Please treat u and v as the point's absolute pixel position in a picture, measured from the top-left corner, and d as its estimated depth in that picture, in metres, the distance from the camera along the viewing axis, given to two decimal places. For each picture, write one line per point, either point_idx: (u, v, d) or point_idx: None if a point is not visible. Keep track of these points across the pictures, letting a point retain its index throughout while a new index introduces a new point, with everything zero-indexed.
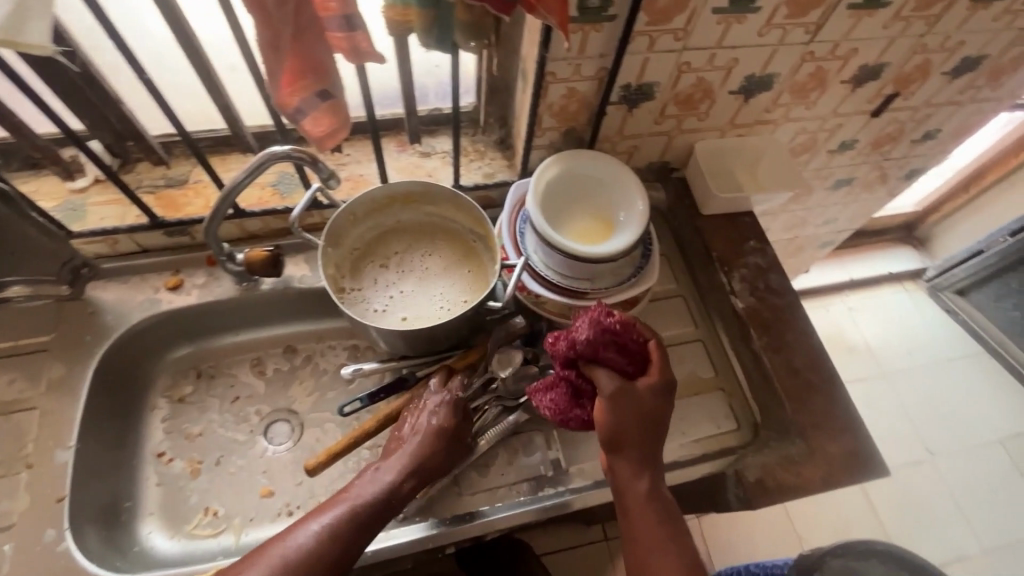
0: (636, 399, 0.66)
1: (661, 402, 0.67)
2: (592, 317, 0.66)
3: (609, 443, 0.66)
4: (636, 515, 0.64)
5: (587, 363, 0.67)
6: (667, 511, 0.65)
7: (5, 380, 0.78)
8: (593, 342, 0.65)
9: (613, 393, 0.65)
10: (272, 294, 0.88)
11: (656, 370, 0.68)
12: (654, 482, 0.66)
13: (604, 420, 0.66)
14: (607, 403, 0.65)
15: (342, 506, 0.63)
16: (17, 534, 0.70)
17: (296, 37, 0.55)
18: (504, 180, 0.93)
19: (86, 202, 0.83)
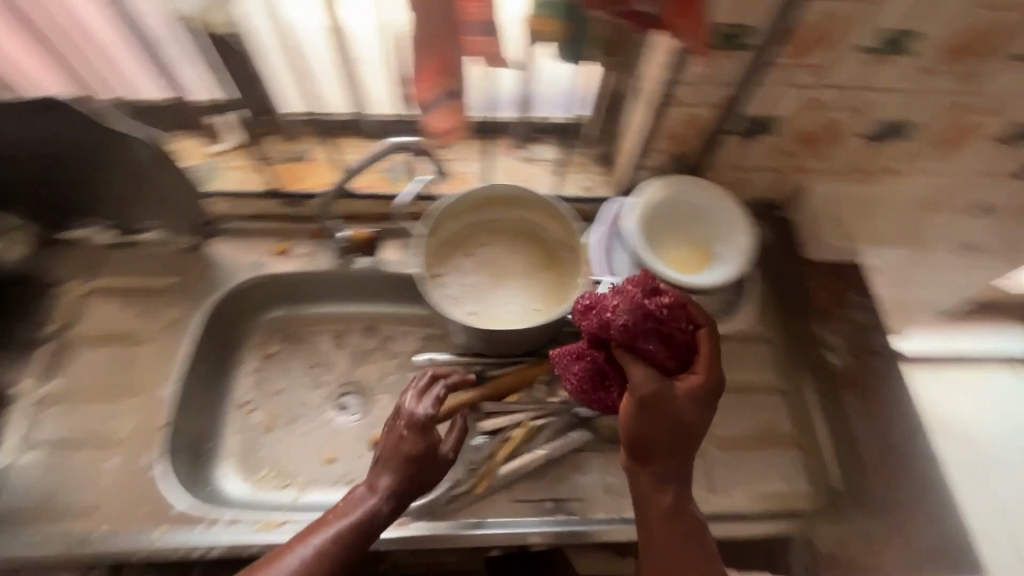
0: (671, 406, 0.60)
1: (703, 411, 0.62)
2: (637, 294, 0.61)
3: (639, 448, 0.62)
4: (666, 529, 0.62)
5: (624, 347, 0.61)
6: (695, 531, 0.63)
7: (129, 312, 0.87)
8: (626, 320, 0.60)
9: (649, 394, 0.60)
10: (363, 273, 0.92)
11: (700, 374, 0.62)
12: (678, 500, 0.63)
13: (635, 424, 0.61)
14: (641, 407, 0.60)
15: (330, 526, 0.67)
16: (120, 450, 0.77)
17: (441, 37, 0.58)
18: (602, 195, 0.92)
19: (221, 164, 0.92)
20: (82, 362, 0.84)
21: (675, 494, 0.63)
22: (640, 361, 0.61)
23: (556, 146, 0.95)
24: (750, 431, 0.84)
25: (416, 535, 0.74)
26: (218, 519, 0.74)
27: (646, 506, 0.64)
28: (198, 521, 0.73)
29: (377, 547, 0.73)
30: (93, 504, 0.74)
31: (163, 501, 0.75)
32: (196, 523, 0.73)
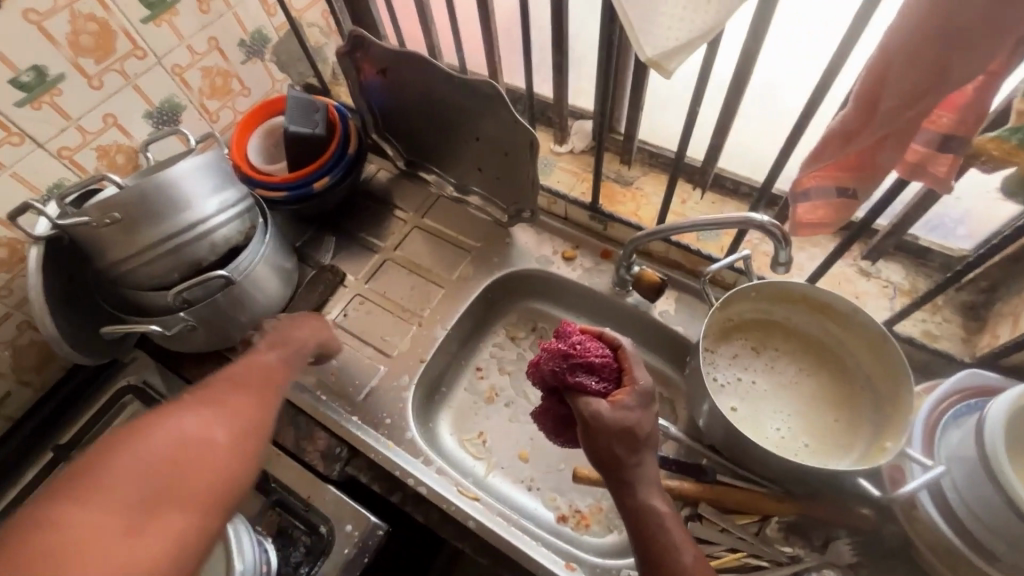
0: (596, 422, 0.59)
1: (630, 412, 0.59)
2: (546, 359, 0.65)
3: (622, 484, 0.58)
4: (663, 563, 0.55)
5: (568, 390, 0.63)
6: (689, 551, 0.56)
7: (436, 255, 1.01)
8: (546, 377, 0.65)
9: (601, 437, 0.58)
10: (630, 309, 0.92)
11: (633, 393, 0.61)
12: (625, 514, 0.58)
13: (594, 453, 0.60)
14: (596, 427, 0.59)
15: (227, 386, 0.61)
16: (391, 363, 0.90)
17: (887, 137, 0.50)
18: (947, 352, 0.74)
19: (555, 163, 0.99)
20: (390, 277, 1.00)
21: (642, 509, 0.57)
22: (587, 386, 0.62)
23: (906, 271, 0.80)
24: None
25: None
26: (434, 463, 0.81)
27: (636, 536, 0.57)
28: (419, 455, 0.81)
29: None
30: (355, 394, 0.87)
31: (402, 421, 0.85)
32: (417, 456, 0.82)
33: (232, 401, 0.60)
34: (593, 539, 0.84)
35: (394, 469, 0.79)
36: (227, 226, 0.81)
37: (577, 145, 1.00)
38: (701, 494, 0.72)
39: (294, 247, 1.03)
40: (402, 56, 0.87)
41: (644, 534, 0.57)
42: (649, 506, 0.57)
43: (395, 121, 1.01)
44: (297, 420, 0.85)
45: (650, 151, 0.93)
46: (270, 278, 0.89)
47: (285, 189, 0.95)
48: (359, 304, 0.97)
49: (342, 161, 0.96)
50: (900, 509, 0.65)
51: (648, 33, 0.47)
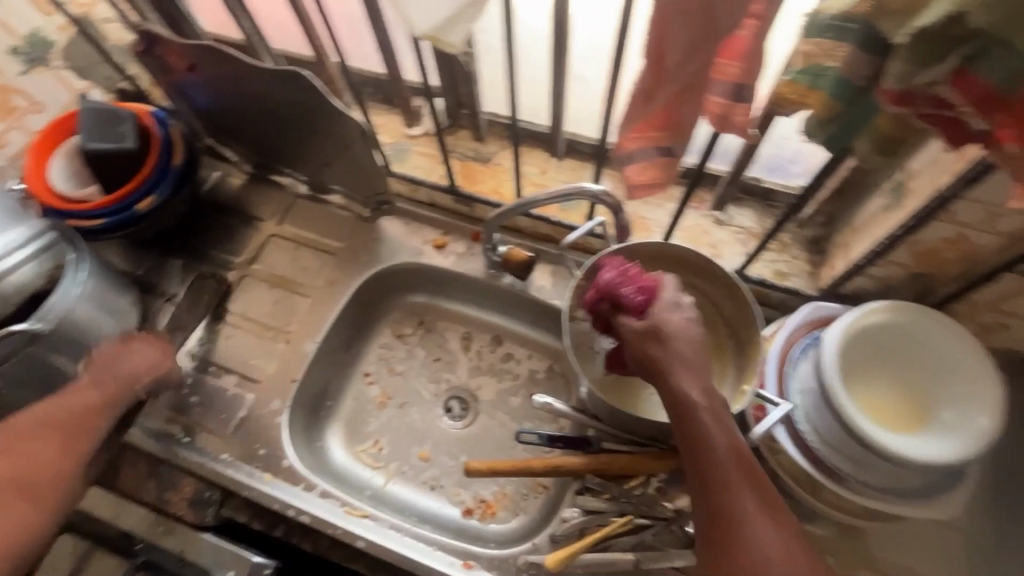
0: (657, 342, 0.55)
1: (688, 337, 0.55)
2: (604, 288, 0.62)
3: (684, 415, 0.52)
4: (725, 492, 0.49)
5: (613, 313, 0.61)
6: (762, 492, 0.49)
7: (299, 264, 0.93)
8: (603, 302, 0.62)
9: (639, 344, 0.56)
10: (507, 290, 0.89)
11: (687, 312, 0.57)
12: (683, 440, 0.52)
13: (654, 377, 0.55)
14: (652, 356, 0.55)
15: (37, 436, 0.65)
16: (260, 389, 0.83)
17: (679, 93, 0.48)
18: (796, 288, 0.77)
19: (410, 147, 0.94)
20: (249, 294, 0.91)
21: (704, 431, 0.51)
22: (623, 320, 0.59)
23: (755, 214, 0.82)
24: None
25: None
26: (316, 487, 0.76)
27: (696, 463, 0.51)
28: (299, 482, 0.76)
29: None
30: (222, 430, 0.80)
31: (277, 450, 0.79)
32: (297, 483, 0.76)
33: (24, 453, 0.64)
34: (499, 526, 0.83)
35: (273, 502, 0.74)
36: (19, 270, 0.70)
37: (429, 126, 0.94)
38: (586, 467, 0.72)
39: (133, 277, 0.92)
40: (205, 49, 0.77)
41: (701, 463, 0.50)
42: (715, 432, 0.51)
43: (224, 121, 0.91)
44: (157, 472, 0.77)
45: (502, 123, 0.89)
46: (101, 319, 0.78)
47: (102, 216, 0.83)
48: (217, 329, 0.89)
49: (167, 174, 0.85)
50: (765, 447, 0.68)
51: (412, 7, 0.43)
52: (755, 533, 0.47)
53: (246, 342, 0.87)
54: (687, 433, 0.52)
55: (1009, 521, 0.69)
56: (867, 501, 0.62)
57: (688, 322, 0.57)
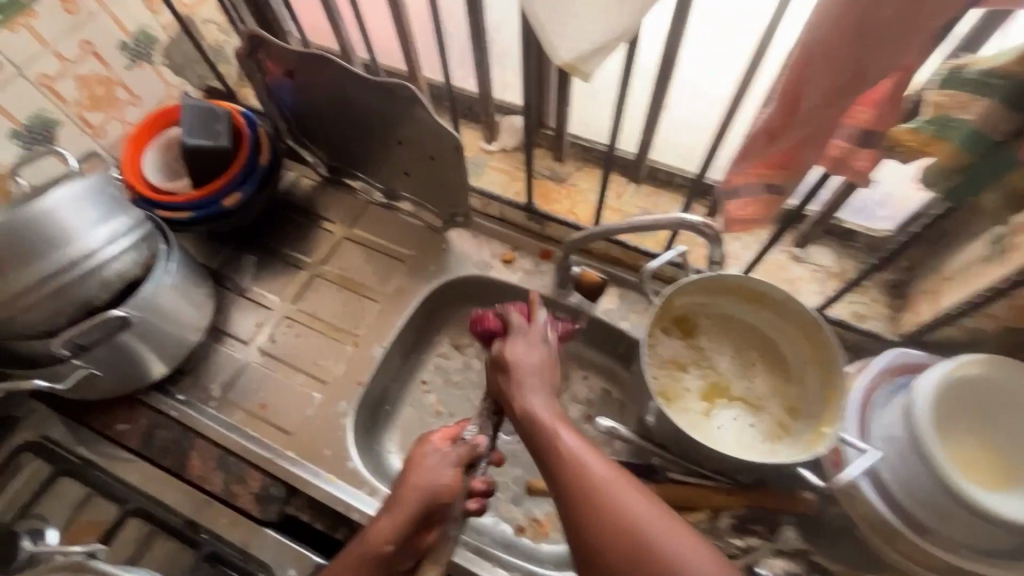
0: (533, 415, 0.59)
1: (534, 367, 0.63)
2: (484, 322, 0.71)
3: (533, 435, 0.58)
4: (575, 467, 0.53)
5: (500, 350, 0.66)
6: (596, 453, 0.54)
7: (370, 269, 0.95)
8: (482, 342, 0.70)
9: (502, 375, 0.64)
10: (573, 309, 0.89)
11: (535, 342, 0.66)
12: (555, 475, 0.54)
13: (540, 445, 0.57)
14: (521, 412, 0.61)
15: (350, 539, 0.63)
16: (328, 390, 0.84)
17: (805, 135, 0.48)
18: (876, 333, 0.76)
19: (487, 162, 0.95)
20: (319, 294, 0.93)
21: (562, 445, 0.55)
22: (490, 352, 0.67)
23: (835, 254, 0.81)
24: None
25: None
26: (379, 492, 0.76)
27: (567, 471, 0.53)
28: (362, 486, 0.76)
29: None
30: (288, 427, 0.81)
31: (342, 451, 0.79)
32: (359, 487, 0.77)
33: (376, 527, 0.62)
34: (552, 547, 0.83)
35: (337, 505, 0.75)
36: (121, 257, 0.72)
37: (507, 142, 0.95)
38: (655, 496, 0.72)
39: (208, 269, 0.94)
40: (308, 57, 0.80)
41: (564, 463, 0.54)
42: (566, 444, 0.55)
43: (308, 125, 0.93)
44: (223, 463, 0.78)
45: (582, 146, 0.90)
46: (183, 309, 0.81)
47: (190, 209, 0.85)
48: (286, 328, 0.90)
49: (253, 173, 0.87)
50: (843, 494, 0.67)
51: (558, 36, 0.44)
52: (623, 496, 0.50)
53: (316, 342, 0.89)
54: (557, 474, 0.54)
55: None
56: (951, 558, 0.61)
57: (542, 352, 0.65)
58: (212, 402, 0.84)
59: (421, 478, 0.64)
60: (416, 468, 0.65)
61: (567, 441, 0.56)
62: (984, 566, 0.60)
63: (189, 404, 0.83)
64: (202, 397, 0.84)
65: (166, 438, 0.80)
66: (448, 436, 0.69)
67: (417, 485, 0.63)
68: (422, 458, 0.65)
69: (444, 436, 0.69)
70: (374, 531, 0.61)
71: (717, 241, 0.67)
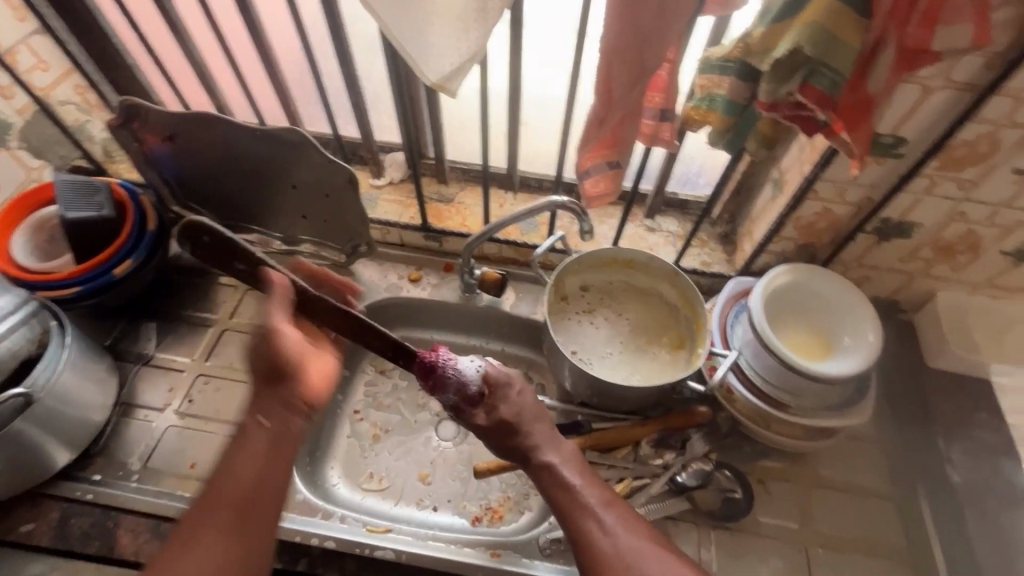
0: (563, 488, 0.65)
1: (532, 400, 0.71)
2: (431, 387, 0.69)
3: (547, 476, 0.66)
4: (576, 505, 0.63)
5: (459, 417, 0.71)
6: (648, 531, 0.62)
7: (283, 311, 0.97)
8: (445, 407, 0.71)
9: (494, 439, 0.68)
10: (484, 309, 0.99)
11: (506, 384, 0.70)
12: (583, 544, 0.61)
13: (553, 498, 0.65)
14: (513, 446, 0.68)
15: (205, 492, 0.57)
16: None
17: (620, 120, 0.65)
18: (720, 273, 0.96)
19: (379, 196, 1.03)
20: (233, 346, 0.93)
21: (592, 518, 0.62)
22: (475, 421, 0.68)
23: (677, 221, 1.01)
24: (856, 533, 0.81)
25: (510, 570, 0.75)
26: (334, 514, 0.78)
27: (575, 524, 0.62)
28: (316, 512, 0.77)
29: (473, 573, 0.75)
30: None
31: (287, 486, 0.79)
32: (313, 514, 0.78)
33: (198, 539, 0.54)
34: (510, 527, 0.88)
35: (293, 536, 0.75)
36: (12, 334, 0.70)
37: (393, 176, 1.05)
38: (583, 445, 0.82)
39: (104, 347, 0.90)
40: (190, 117, 0.84)
41: (550, 481, 0.66)
42: (580, 505, 0.63)
43: (196, 186, 0.95)
44: (157, 532, 0.74)
45: (461, 168, 1.03)
46: (84, 387, 0.77)
47: (76, 284, 0.83)
48: (204, 384, 0.89)
49: (142, 240, 0.87)
50: (725, 398, 0.83)
51: (427, 64, 0.56)
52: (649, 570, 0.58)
53: (240, 392, 0.88)
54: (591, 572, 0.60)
55: (909, 426, 0.88)
56: (805, 420, 0.78)
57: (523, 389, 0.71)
58: (133, 475, 0.80)
59: (229, 472, 0.58)
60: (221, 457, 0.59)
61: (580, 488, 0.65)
62: (831, 420, 0.77)
63: (105, 484, 0.78)
64: (119, 473, 0.80)
65: (86, 524, 0.75)
66: (327, 372, 0.67)
67: (228, 492, 0.57)
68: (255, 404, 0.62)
69: (321, 370, 0.67)
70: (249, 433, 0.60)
71: (637, 252, 0.89)
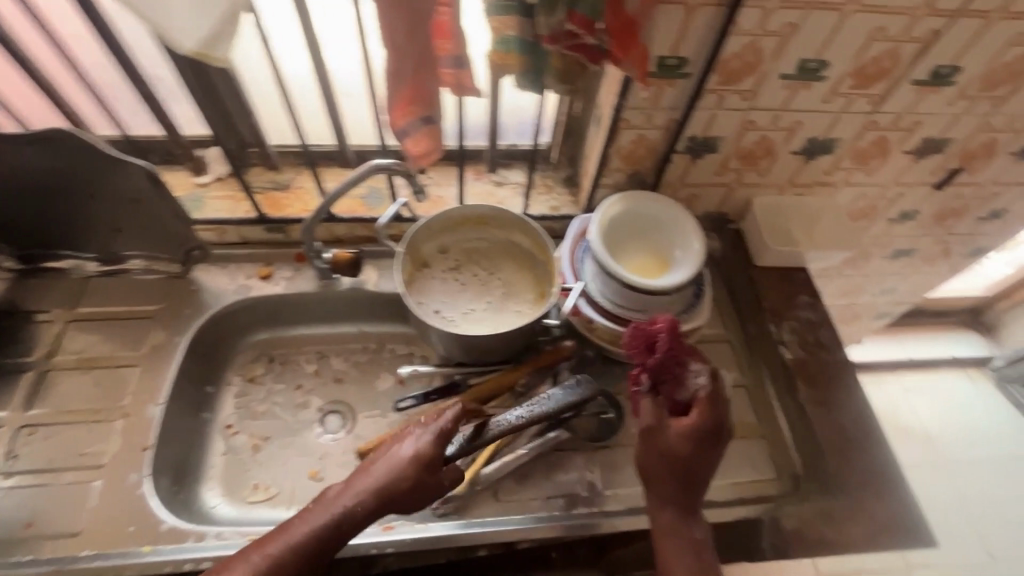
0: (672, 496, 0.71)
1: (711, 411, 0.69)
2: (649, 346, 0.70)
3: (686, 482, 0.70)
4: (678, 503, 0.71)
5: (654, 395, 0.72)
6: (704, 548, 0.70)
7: (116, 338, 0.87)
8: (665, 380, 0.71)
9: (661, 441, 0.70)
10: (346, 293, 0.96)
11: (718, 406, 0.70)
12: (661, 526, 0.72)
13: (667, 487, 0.71)
14: (677, 463, 0.70)
15: (294, 530, 0.65)
16: (106, 472, 0.76)
17: (416, 71, 0.64)
18: (568, 214, 1.00)
19: (205, 195, 0.95)
20: (61, 388, 0.82)
21: (667, 513, 0.72)
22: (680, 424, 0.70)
23: (522, 171, 1.03)
24: None
25: (404, 538, 0.75)
26: (208, 533, 0.72)
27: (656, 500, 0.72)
28: (186, 537, 0.72)
29: (365, 552, 0.75)
30: (74, 532, 0.72)
31: (149, 521, 0.73)
32: (183, 541, 0.72)
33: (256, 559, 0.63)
34: None
35: (162, 567, 0.70)
36: None
37: (219, 171, 0.97)
38: (461, 403, 0.83)
39: None
40: None
41: (665, 482, 0.71)
42: (676, 507, 0.71)
43: None
44: None
45: (291, 151, 0.97)
46: None
47: None
48: (29, 437, 0.79)
49: None
50: (585, 328, 0.87)
51: (178, 31, 0.51)
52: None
53: (76, 435, 0.79)
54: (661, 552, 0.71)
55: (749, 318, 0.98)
56: None
57: (712, 400, 0.70)
58: None
59: (307, 524, 0.66)
60: (326, 502, 0.68)
61: (698, 493, 0.71)
62: (675, 327, 0.84)
63: None
64: None
65: None
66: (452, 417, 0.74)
67: (297, 534, 0.65)
68: (372, 472, 0.69)
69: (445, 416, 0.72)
70: (347, 491, 0.68)
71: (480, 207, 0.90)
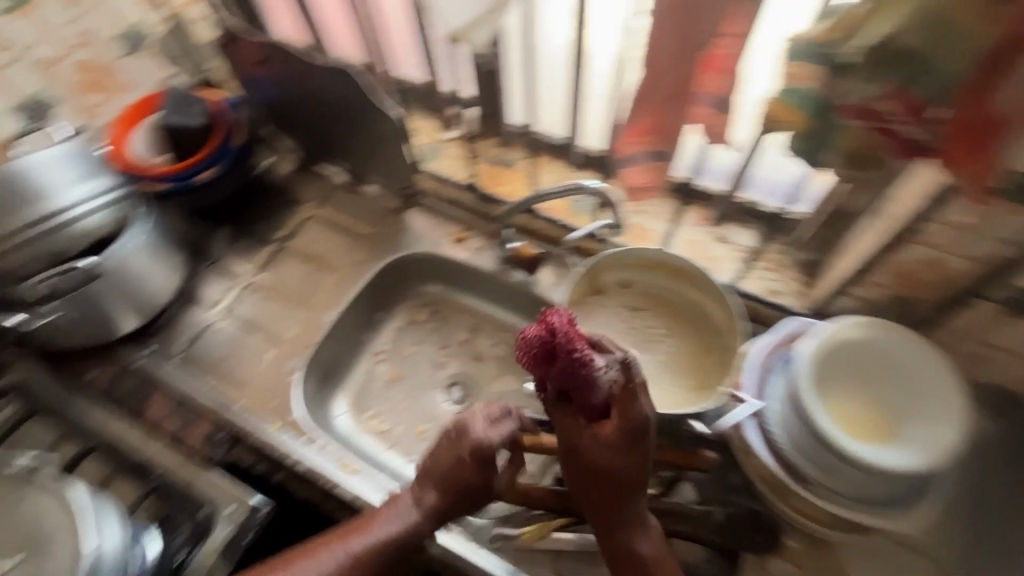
0: (616, 517, 0.60)
1: (635, 423, 0.57)
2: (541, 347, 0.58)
3: (616, 498, 0.59)
4: (622, 523, 0.60)
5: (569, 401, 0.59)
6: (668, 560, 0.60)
7: (333, 243, 1.02)
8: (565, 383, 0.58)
9: (587, 460, 0.58)
10: (516, 286, 0.95)
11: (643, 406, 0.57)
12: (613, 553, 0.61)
13: (603, 509, 0.60)
14: (607, 484, 0.58)
15: (372, 536, 0.65)
16: (283, 346, 0.92)
17: (665, 101, 0.55)
18: (786, 305, 0.81)
19: (443, 150, 1.04)
20: (283, 266, 1.01)
21: (616, 535, 0.60)
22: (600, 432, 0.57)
23: (755, 235, 0.86)
24: None
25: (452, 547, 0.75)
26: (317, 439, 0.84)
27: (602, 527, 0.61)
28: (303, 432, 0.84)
29: None
30: (244, 381, 0.89)
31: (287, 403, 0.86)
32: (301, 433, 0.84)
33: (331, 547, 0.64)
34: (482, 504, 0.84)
35: (277, 448, 0.83)
36: (96, 215, 0.80)
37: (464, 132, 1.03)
38: None
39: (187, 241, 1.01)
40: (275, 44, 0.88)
41: (599, 503, 0.60)
42: (623, 527, 0.60)
43: (281, 112, 1.02)
44: (179, 409, 0.85)
45: None
46: (153, 270, 0.89)
47: (167, 181, 0.94)
48: (249, 294, 0.98)
49: (226, 152, 0.97)
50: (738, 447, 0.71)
51: None
52: None
53: (277, 307, 0.96)
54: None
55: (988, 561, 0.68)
56: (833, 507, 0.64)
57: (638, 400, 0.56)
58: (174, 356, 0.92)
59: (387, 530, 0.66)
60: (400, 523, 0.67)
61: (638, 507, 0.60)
62: (864, 515, 0.63)
63: (154, 357, 0.91)
64: (166, 350, 0.92)
65: (130, 385, 0.88)
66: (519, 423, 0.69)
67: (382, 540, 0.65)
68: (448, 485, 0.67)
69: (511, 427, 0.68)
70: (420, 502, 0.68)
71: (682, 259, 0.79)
